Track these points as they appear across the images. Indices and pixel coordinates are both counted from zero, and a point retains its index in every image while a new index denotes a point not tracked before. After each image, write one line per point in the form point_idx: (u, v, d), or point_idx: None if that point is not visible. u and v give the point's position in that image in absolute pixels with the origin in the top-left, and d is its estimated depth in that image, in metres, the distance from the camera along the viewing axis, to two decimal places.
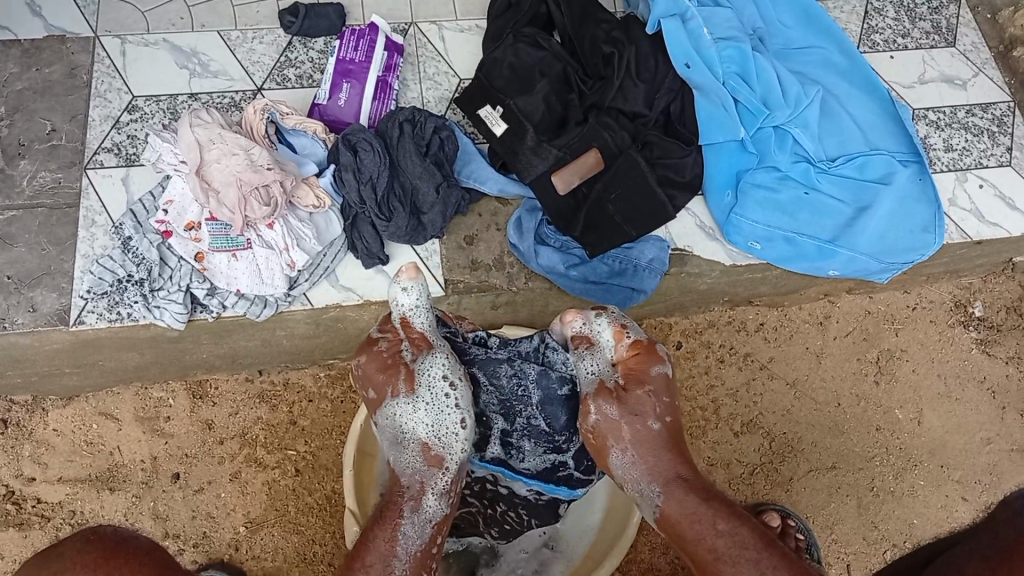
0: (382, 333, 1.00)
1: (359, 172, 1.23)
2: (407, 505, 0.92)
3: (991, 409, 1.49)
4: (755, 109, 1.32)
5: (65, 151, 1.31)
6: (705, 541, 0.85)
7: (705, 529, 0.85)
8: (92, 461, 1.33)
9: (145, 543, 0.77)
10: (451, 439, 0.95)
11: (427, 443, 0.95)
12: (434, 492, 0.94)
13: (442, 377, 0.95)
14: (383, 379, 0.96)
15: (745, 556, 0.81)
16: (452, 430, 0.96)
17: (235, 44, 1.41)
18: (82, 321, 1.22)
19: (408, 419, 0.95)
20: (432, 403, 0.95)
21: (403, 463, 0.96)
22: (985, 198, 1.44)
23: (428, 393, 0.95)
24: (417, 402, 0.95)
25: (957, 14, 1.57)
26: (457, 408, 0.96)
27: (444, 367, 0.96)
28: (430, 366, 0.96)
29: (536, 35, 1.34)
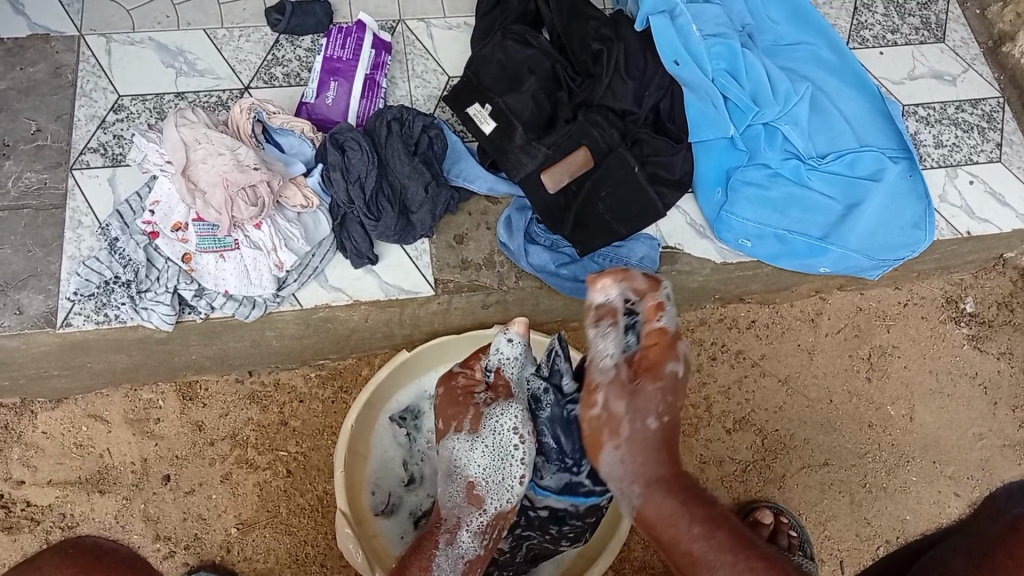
0: (462, 368, 1.09)
1: (347, 171, 1.22)
2: (446, 536, 0.98)
3: (983, 404, 1.49)
4: (744, 106, 1.32)
5: (51, 152, 1.30)
6: (681, 546, 0.70)
7: (681, 533, 0.70)
8: (82, 464, 1.33)
9: (126, 555, 0.70)
10: (500, 487, 1.01)
11: (475, 484, 1.01)
12: (473, 536, 1.00)
13: (511, 429, 1.01)
14: (450, 412, 1.05)
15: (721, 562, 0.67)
16: (504, 478, 1.02)
17: (221, 42, 1.40)
18: (69, 324, 1.21)
19: (465, 456, 1.03)
20: (493, 448, 1.01)
21: (448, 497, 1.03)
22: (975, 194, 1.44)
23: (492, 437, 1.02)
24: (477, 442, 1.02)
25: (945, 9, 1.57)
26: (518, 462, 1.02)
27: (515, 418, 1.02)
28: (501, 413, 1.02)
29: (525, 32, 1.33)
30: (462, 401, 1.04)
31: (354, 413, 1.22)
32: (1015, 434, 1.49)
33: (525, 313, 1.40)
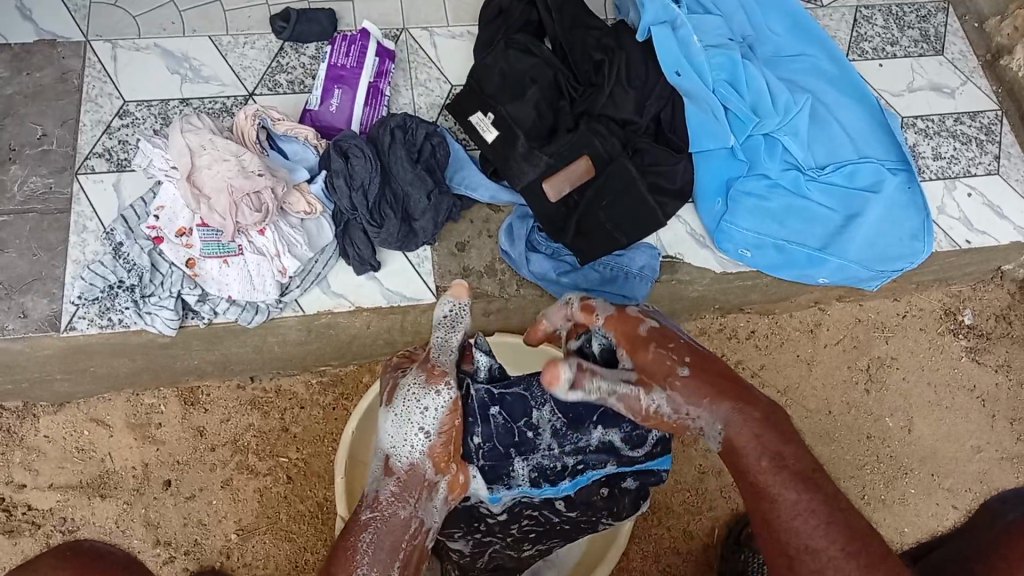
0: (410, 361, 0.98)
1: (351, 178, 1.23)
2: (363, 511, 0.87)
3: (981, 417, 1.50)
4: (744, 116, 1.34)
5: (57, 156, 1.31)
6: (765, 479, 0.79)
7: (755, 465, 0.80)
8: (84, 468, 1.33)
9: (122, 557, 0.80)
10: (407, 445, 0.90)
11: (390, 458, 0.91)
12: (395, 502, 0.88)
13: (415, 393, 0.92)
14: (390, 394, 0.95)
15: (785, 497, 0.77)
16: (416, 441, 0.90)
17: (226, 49, 1.42)
18: (73, 327, 1.22)
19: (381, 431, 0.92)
20: (400, 412, 0.91)
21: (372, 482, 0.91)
22: (973, 206, 1.45)
23: (400, 403, 0.92)
24: (390, 412, 0.92)
25: (945, 22, 1.59)
26: (427, 416, 0.91)
27: (416, 381, 0.93)
28: (413, 382, 0.93)
29: (527, 42, 1.35)
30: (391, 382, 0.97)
31: (356, 417, 1.23)
32: (1012, 447, 1.49)
33: (525, 321, 1.40)
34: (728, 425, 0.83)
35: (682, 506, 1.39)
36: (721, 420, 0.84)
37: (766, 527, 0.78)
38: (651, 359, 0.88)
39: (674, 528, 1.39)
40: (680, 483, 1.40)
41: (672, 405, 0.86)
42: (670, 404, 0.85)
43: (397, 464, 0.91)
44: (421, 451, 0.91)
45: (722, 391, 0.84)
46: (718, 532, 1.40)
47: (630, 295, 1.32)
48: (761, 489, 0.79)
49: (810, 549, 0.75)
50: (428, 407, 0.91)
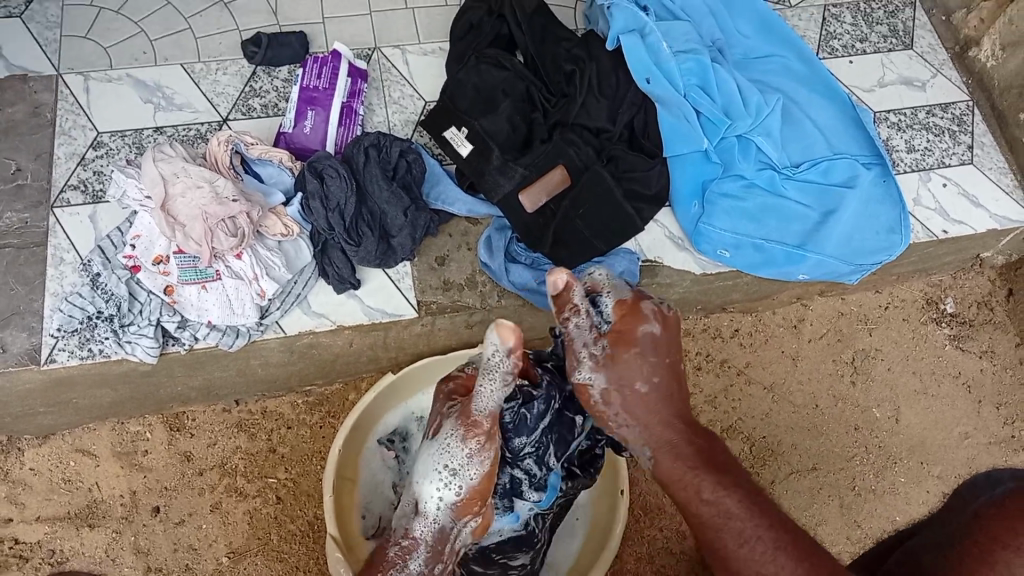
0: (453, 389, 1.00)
1: (326, 199, 1.23)
2: (394, 546, 0.95)
3: (968, 403, 1.50)
4: (717, 119, 1.34)
5: (31, 191, 1.31)
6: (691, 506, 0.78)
7: (693, 496, 0.78)
8: (71, 499, 1.32)
9: None
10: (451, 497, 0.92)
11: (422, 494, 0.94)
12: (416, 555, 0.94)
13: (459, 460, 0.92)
14: (439, 408, 0.99)
15: (730, 526, 0.74)
16: (445, 490, 0.92)
17: (199, 76, 1.42)
18: (53, 360, 1.21)
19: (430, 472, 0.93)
20: (453, 472, 0.92)
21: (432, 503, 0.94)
22: (949, 196, 1.46)
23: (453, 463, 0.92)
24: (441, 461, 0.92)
25: (912, 17, 1.60)
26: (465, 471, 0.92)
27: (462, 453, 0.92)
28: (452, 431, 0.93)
29: (498, 56, 1.36)
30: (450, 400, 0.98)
31: (342, 434, 1.20)
32: (1000, 431, 1.50)
33: None
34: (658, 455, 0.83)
35: (674, 507, 1.39)
36: (652, 446, 0.84)
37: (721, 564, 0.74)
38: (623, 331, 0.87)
39: (667, 529, 1.38)
40: None
41: (604, 393, 0.87)
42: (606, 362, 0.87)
43: (427, 507, 0.94)
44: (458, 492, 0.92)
45: (669, 408, 0.85)
46: None
47: None
48: (706, 518, 0.76)
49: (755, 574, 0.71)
50: (450, 440, 0.93)
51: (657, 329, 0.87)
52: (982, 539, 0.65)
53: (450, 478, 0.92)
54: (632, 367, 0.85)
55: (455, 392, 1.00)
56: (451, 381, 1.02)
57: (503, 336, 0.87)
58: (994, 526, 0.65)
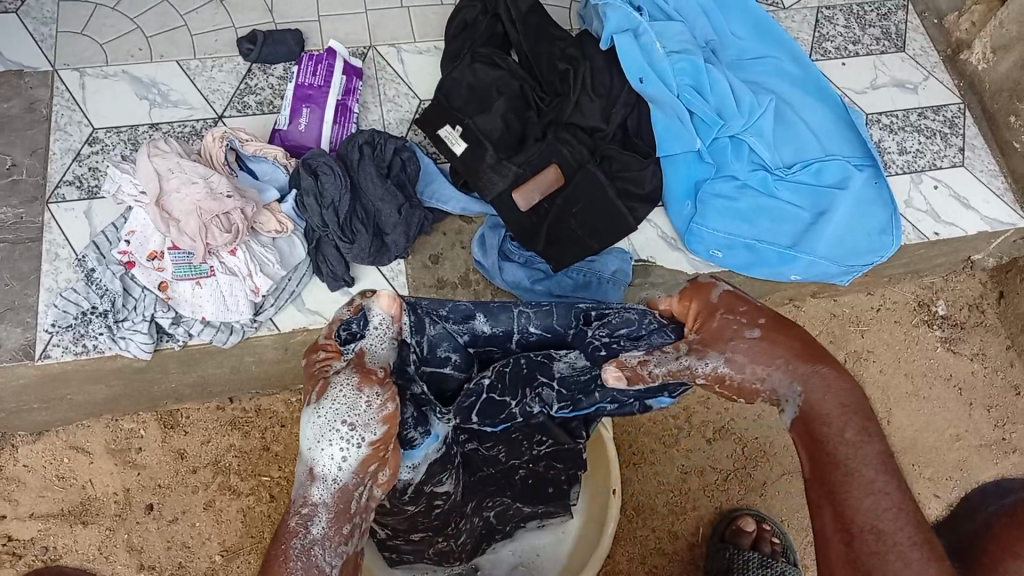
0: (325, 344, 0.74)
1: (321, 197, 1.23)
2: (292, 515, 0.65)
3: (959, 406, 1.51)
4: (709, 120, 1.35)
5: (26, 186, 1.31)
6: (825, 443, 0.66)
7: (832, 434, 0.66)
8: (65, 495, 1.32)
9: None
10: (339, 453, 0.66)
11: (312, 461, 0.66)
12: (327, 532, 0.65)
13: (350, 400, 0.66)
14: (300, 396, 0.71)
15: (861, 474, 0.64)
16: (345, 452, 0.66)
17: (194, 73, 1.42)
18: (47, 355, 1.21)
19: (309, 434, 0.66)
20: (331, 415, 0.66)
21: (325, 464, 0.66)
22: (940, 198, 1.47)
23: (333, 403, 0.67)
24: (319, 407, 0.67)
25: (905, 20, 1.61)
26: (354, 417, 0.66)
27: (352, 391, 0.67)
28: (346, 385, 0.67)
29: (492, 55, 1.36)
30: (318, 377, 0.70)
31: None
32: (991, 433, 1.51)
33: None
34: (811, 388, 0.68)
35: (666, 508, 1.40)
36: (802, 380, 0.68)
37: (830, 502, 0.64)
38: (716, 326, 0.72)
39: (659, 529, 1.39)
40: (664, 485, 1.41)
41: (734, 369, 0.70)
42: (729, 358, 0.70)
43: (322, 475, 0.66)
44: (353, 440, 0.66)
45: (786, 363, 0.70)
46: (702, 532, 1.40)
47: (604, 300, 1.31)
48: (841, 459, 0.65)
49: (877, 531, 0.61)
50: (338, 394, 0.67)
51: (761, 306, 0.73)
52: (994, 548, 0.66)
53: (351, 432, 0.66)
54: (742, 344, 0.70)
55: (326, 367, 0.71)
56: (317, 356, 0.73)
57: (387, 305, 0.75)
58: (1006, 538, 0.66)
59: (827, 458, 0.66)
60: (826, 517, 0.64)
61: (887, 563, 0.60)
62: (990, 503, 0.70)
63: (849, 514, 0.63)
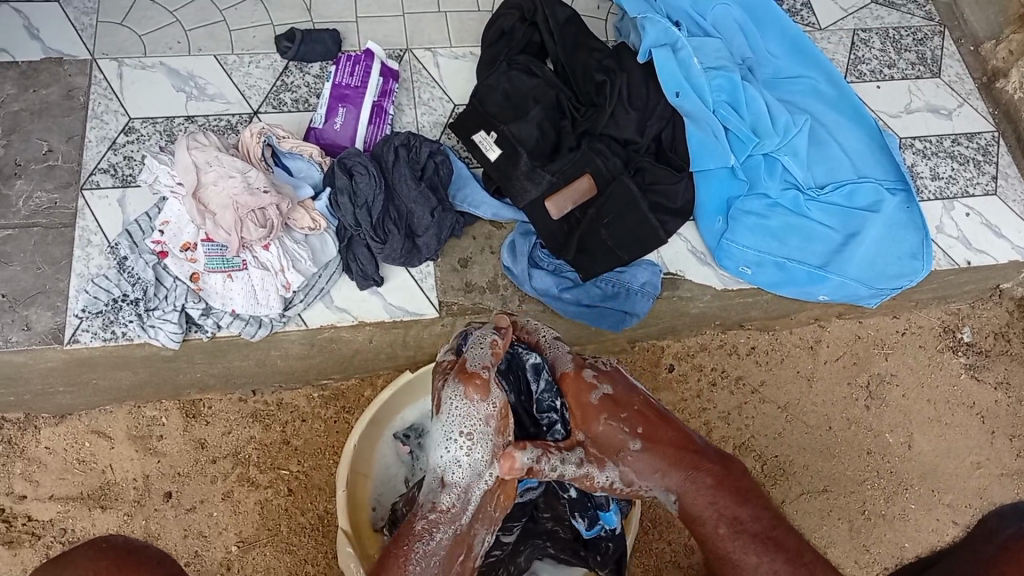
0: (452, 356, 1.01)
1: (355, 196, 1.24)
2: (419, 521, 0.91)
3: (980, 433, 1.50)
4: (744, 137, 1.36)
5: (62, 172, 1.32)
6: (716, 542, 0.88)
7: (711, 532, 0.89)
8: (84, 479, 1.33)
9: (158, 553, 0.69)
10: (453, 462, 0.92)
11: (442, 475, 0.93)
12: (444, 527, 0.91)
13: (461, 407, 0.93)
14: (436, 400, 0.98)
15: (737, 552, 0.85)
16: (460, 455, 0.92)
17: (232, 68, 1.44)
18: (76, 340, 1.23)
19: (436, 442, 0.93)
20: (445, 425, 0.93)
21: (449, 467, 0.93)
22: (972, 226, 1.46)
23: (449, 416, 0.93)
24: (444, 423, 0.93)
25: (941, 45, 1.61)
26: (464, 424, 0.92)
27: (461, 398, 0.93)
28: (454, 397, 0.93)
29: (529, 62, 1.38)
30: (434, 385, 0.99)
31: (360, 428, 1.21)
32: (1012, 463, 1.50)
33: None
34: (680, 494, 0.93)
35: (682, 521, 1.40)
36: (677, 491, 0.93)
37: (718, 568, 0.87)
38: (603, 433, 0.94)
39: (676, 542, 1.39)
40: None
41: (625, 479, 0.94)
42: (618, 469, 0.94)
43: (452, 479, 0.92)
44: (466, 456, 0.92)
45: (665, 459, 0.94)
46: None
47: (631, 310, 1.34)
48: (725, 554, 0.86)
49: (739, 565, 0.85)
50: (455, 409, 0.93)
51: (641, 442, 0.94)
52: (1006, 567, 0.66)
53: (464, 440, 0.92)
54: (631, 469, 0.94)
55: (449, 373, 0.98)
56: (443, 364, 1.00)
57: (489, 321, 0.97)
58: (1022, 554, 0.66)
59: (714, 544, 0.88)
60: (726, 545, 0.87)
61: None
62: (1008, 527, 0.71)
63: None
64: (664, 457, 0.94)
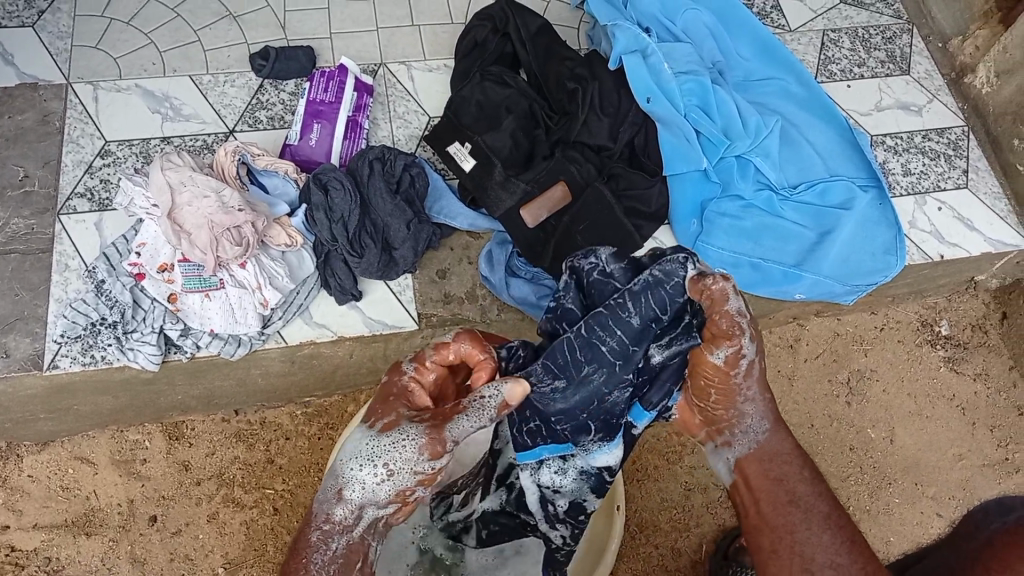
0: (416, 368, 0.84)
1: (330, 211, 1.25)
2: (314, 530, 0.78)
3: (962, 425, 1.51)
4: (716, 139, 1.37)
5: (38, 198, 1.32)
6: (788, 483, 0.81)
7: (791, 472, 0.82)
8: (68, 506, 1.32)
9: None
10: (375, 488, 0.77)
11: (344, 487, 0.78)
12: (336, 541, 0.78)
13: (403, 441, 0.77)
14: (373, 407, 0.82)
15: (817, 509, 0.78)
16: (377, 482, 0.77)
17: (206, 88, 1.44)
18: (55, 365, 1.22)
19: (357, 457, 0.78)
20: (375, 447, 0.77)
21: (364, 487, 0.78)
22: (944, 219, 1.48)
23: (389, 440, 0.77)
24: (372, 437, 0.78)
25: (909, 43, 1.63)
26: (400, 454, 0.76)
27: (410, 437, 0.77)
28: (410, 434, 0.77)
29: (502, 73, 1.39)
30: (393, 399, 0.82)
31: (340, 443, 1.19)
32: (994, 454, 1.50)
33: None
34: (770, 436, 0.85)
35: (669, 525, 1.40)
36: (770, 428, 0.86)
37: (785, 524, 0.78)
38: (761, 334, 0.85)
39: (662, 546, 1.39)
40: (667, 502, 1.41)
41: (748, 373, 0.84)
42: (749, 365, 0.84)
43: (350, 495, 0.78)
44: (386, 481, 0.77)
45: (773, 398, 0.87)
46: (705, 549, 1.40)
47: None
48: (801, 495, 0.79)
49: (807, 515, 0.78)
50: (402, 442, 0.77)
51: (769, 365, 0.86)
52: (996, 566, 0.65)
53: (388, 472, 0.77)
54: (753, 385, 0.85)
55: (397, 395, 0.82)
56: (402, 378, 0.84)
57: (514, 395, 0.78)
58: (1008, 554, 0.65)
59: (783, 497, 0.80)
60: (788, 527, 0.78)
61: (822, 539, 0.76)
62: (993, 522, 0.70)
63: (801, 552, 0.76)
64: (773, 397, 0.87)
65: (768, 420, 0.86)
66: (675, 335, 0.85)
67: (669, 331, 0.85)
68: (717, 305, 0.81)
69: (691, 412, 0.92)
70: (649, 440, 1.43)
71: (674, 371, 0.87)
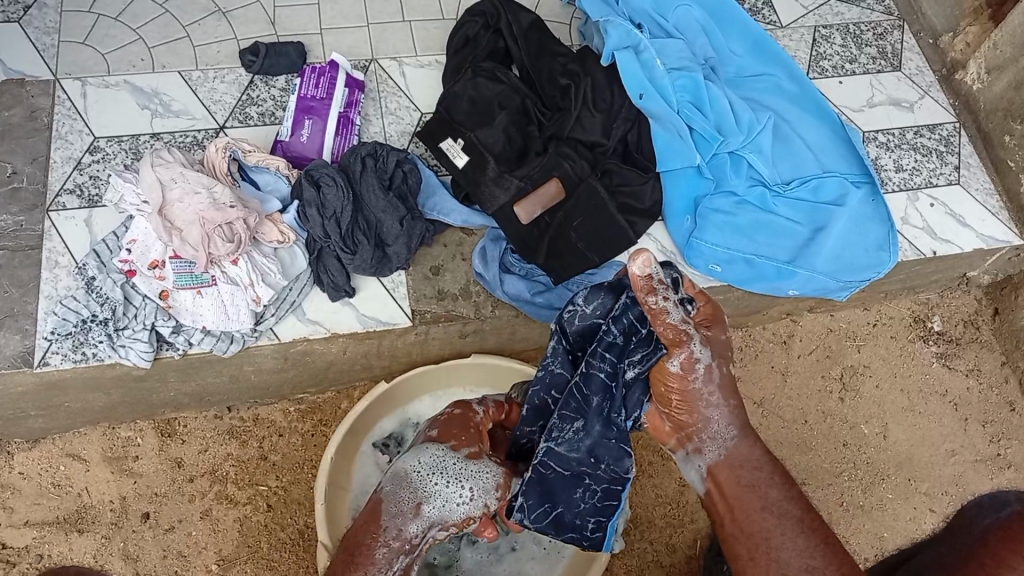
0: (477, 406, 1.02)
1: (323, 208, 1.24)
2: (383, 544, 0.82)
3: (954, 420, 1.52)
4: (709, 135, 1.37)
5: (27, 194, 1.31)
6: (758, 489, 0.83)
7: (761, 477, 0.84)
8: (60, 504, 1.31)
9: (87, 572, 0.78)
10: (453, 503, 0.87)
11: (421, 501, 0.85)
12: (405, 555, 0.83)
13: (485, 475, 0.91)
14: (445, 434, 0.95)
15: (789, 513, 0.80)
16: (453, 501, 0.87)
17: (196, 84, 1.43)
18: (46, 362, 1.21)
19: (433, 468, 0.88)
20: (455, 474, 0.89)
21: (445, 501, 0.86)
22: (936, 215, 1.48)
23: (470, 469, 0.90)
24: (453, 460, 0.90)
25: (900, 40, 1.64)
26: (478, 486, 0.89)
27: (493, 472, 0.92)
28: (490, 467, 0.92)
29: (494, 69, 1.38)
30: (466, 431, 0.96)
31: (337, 436, 1.21)
32: (986, 449, 1.51)
33: (503, 342, 1.41)
34: (737, 442, 0.88)
35: (663, 521, 1.40)
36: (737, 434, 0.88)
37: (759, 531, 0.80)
38: (717, 342, 0.89)
39: (657, 542, 1.39)
40: (662, 497, 1.41)
41: (706, 377, 0.87)
42: (706, 370, 0.87)
43: (427, 510, 0.85)
44: (467, 505, 0.88)
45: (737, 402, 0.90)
46: (700, 544, 1.40)
47: None
48: (773, 500, 0.82)
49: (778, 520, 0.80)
50: (485, 473, 0.91)
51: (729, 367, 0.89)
52: (989, 561, 0.65)
53: (466, 495, 0.88)
54: (714, 391, 0.88)
55: (472, 430, 0.97)
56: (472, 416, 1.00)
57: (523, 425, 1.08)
58: (1000, 549, 0.65)
59: (756, 503, 0.82)
60: (760, 534, 0.80)
61: (795, 543, 0.78)
62: (986, 516, 0.69)
63: (778, 558, 0.78)
64: (740, 404, 0.89)
65: (735, 426, 0.89)
66: (646, 349, 0.91)
67: (641, 347, 0.91)
68: (660, 315, 0.84)
69: (661, 420, 0.94)
70: (644, 437, 1.44)
71: (647, 382, 0.94)
